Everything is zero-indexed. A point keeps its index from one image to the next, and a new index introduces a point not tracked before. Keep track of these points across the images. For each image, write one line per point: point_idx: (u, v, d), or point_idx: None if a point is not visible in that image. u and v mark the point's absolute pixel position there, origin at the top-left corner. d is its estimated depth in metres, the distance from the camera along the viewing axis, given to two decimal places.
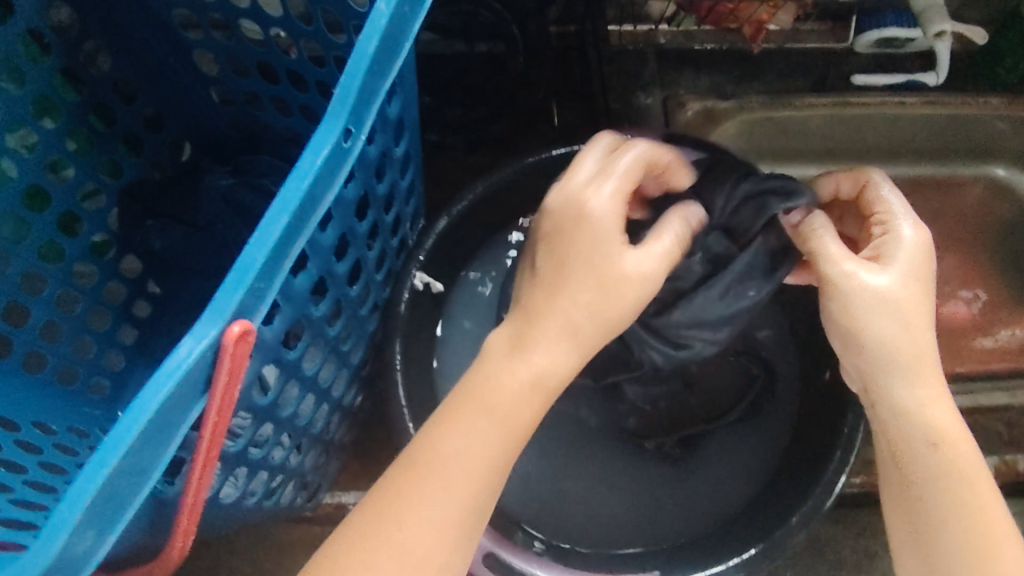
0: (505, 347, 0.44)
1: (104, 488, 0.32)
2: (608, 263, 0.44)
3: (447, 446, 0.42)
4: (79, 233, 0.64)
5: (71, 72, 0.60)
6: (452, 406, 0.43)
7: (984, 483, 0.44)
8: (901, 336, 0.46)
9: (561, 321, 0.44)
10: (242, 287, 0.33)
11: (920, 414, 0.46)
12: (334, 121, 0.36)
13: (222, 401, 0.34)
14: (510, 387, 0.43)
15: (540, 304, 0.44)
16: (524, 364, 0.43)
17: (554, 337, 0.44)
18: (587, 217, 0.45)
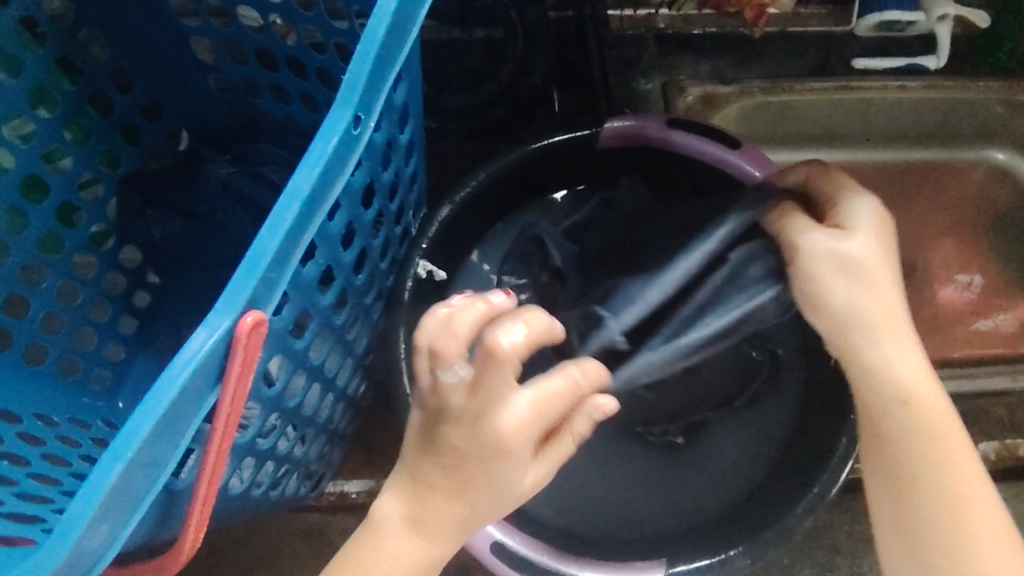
0: (396, 518, 0.43)
1: (119, 482, 0.31)
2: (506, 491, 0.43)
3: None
4: (78, 224, 0.63)
5: (66, 61, 0.59)
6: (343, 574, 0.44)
7: (954, 439, 0.47)
8: (866, 298, 0.47)
9: (455, 523, 0.43)
10: (254, 277, 0.33)
11: (903, 384, 0.47)
12: (343, 108, 0.36)
13: (235, 393, 0.34)
14: (397, 565, 0.43)
15: (435, 499, 0.42)
16: (411, 549, 0.43)
17: (447, 536, 0.43)
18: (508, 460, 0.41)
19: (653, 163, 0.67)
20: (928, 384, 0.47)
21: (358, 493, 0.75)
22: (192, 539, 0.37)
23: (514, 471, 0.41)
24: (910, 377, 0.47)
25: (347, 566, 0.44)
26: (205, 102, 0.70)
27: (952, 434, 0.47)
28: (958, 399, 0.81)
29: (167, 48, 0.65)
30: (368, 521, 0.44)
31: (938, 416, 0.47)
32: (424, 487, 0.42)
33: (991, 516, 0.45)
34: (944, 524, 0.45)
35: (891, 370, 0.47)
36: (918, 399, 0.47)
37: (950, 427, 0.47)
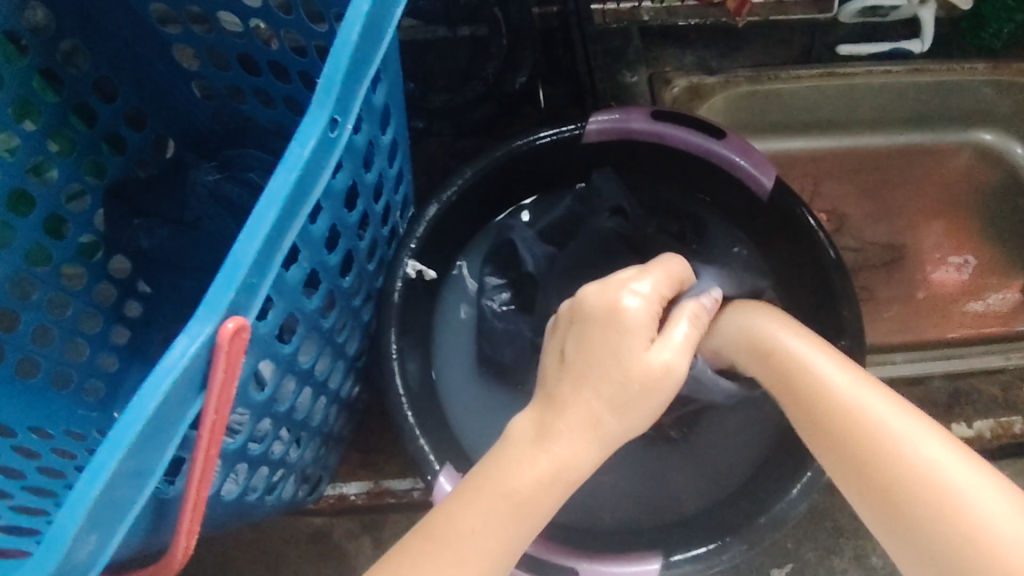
0: (526, 432, 0.40)
1: (105, 492, 0.31)
2: (631, 358, 0.40)
3: (461, 525, 0.38)
4: (66, 235, 0.63)
5: (48, 73, 0.59)
6: (466, 493, 0.38)
7: (850, 384, 0.41)
8: (756, 346, 0.47)
9: (584, 412, 0.39)
10: (234, 283, 0.33)
11: (812, 381, 0.43)
12: (320, 111, 0.36)
13: (219, 400, 0.34)
14: (527, 479, 0.38)
15: (563, 391, 0.40)
16: (546, 453, 0.39)
17: (583, 434, 0.39)
18: (620, 319, 0.42)
19: (638, 157, 0.67)
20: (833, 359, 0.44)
21: (357, 495, 0.75)
22: (182, 548, 0.37)
23: (638, 335, 0.41)
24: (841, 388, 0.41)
25: (466, 488, 0.39)
26: (190, 110, 0.70)
27: (858, 394, 0.40)
28: (951, 378, 0.81)
29: (149, 57, 0.64)
30: (498, 443, 0.40)
31: (830, 381, 0.42)
32: (553, 396, 0.40)
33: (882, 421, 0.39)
34: (851, 465, 0.39)
35: (816, 394, 0.42)
36: (842, 401, 0.40)
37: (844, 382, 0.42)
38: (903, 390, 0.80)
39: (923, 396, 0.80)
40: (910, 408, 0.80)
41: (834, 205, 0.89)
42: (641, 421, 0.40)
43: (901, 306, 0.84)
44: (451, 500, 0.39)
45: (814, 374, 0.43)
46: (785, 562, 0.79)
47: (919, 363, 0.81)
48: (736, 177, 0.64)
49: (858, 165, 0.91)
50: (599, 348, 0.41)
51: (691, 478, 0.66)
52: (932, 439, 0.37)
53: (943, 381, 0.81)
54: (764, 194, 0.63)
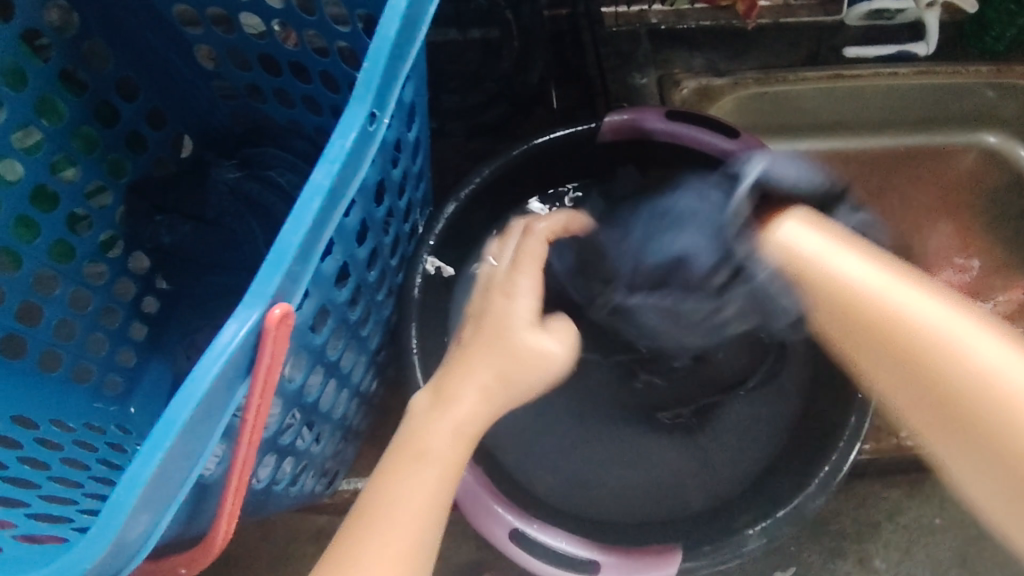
0: (426, 409, 0.46)
1: (158, 472, 0.32)
2: (498, 333, 0.47)
3: (392, 494, 0.42)
4: (87, 232, 0.64)
5: (73, 72, 0.60)
6: (389, 468, 0.43)
7: (898, 295, 0.42)
8: (809, 265, 0.47)
9: (471, 385, 0.46)
10: (280, 270, 0.34)
11: (858, 299, 0.43)
12: (360, 105, 0.37)
13: (264, 385, 0.35)
14: (435, 437, 0.44)
15: (453, 373, 0.47)
16: (444, 418, 0.45)
17: (472, 394, 0.46)
18: (499, 294, 0.49)
19: (654, 158, 0.69)
20: (864, 276, 0.44)
21: None
22: (224, 531, 0.38)
23: (505, 309, 0.48)
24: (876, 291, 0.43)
25: (384, 468, 0.43)
26: (210, 109, 0.70)
27: (902, 302, 0.42)
28: None
29: (171, 57, 0.65)
30: (400, 425, 0.46)
31: (877, 293, 0.43)
32: (445, 377, 0.47)
33: (934, 325, 0.41)
34: (906, 368, 0.42)
35: (862, 309, 0.43)
36: (879, 306, 0.43)
37: (893, 293, 0.43)
38: None
39: None
40: None
41: None
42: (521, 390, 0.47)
43: None
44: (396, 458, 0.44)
45: (843, 283, 0.44)
46: (795, 561, 0.80)
47: None
48: None
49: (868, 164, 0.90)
50: (484, 325, 0.48)
51: (709, 469, 0.65)
52: (977, 327, 0.40)
53: None
54: None
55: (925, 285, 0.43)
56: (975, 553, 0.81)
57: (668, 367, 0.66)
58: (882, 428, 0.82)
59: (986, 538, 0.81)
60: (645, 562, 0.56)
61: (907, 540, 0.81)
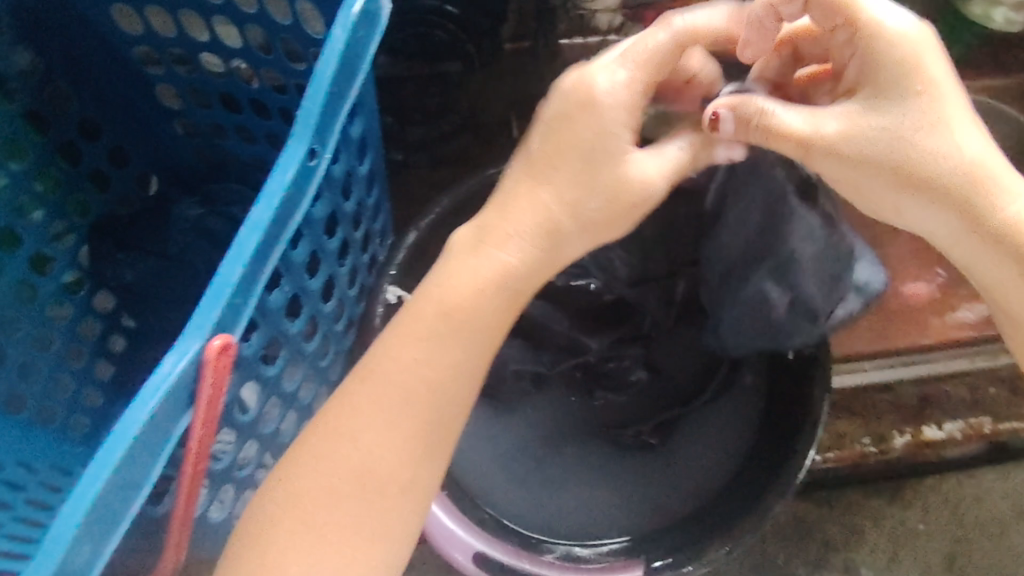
0: (464, 243, 0.48)
1: (98, 504, 0.32)
2: (595, 132, 0.45)
3: (405, 357, 0.45)
4: (51, 272, 0.65)
5: (36, 114, 0.62)
6: (402, 326, 0.47)
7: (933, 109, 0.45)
8: (909, 53, 0.44)
9: (536, 209, 0.47)
10: (219, 304, 0.35)
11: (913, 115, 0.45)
12: (301, 141, 0.38)
13: (206, 414, 0.35)
14: (461, 288, 0.47)
15: (518, 190, 0.47)
16: (487, 253, 0.47)
17: (518, 212, 0.47)
18: (591, 103, 0.45)
19: None
20: (932, 59, 0.45)
21: None
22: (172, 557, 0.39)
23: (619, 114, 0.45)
24: (881, 131, 0.45)
25: (413, 307, 0.47)
26: (173, 147, 0.72)
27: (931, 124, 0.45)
28: (921, 384, 0.84)
29: (132, 96, 0.67)
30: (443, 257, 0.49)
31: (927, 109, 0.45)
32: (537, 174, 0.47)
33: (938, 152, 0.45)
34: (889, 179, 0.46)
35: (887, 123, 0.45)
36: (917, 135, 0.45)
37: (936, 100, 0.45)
38: (874, 397, 0.84)
39: (894, 402, 0.84)
40: (879, 412, 0.84)
41: None
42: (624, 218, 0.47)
43: (876, 317, 0.83)
44: (386, 341, 0.46)
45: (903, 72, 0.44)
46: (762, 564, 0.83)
47: (890, 372, 0.83)
48: None
49: None
50: (580, 129, 0.45)
51: (661, 482, 0.65)
52: (972, 129, 0.46)
53: (912, 385, 0.84)
54: None
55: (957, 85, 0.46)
56: (962, 555, 0.83)
57: (622, 380, 0.68)
58: (845, 435, 0.83)
59: (970, 539, 0.84)
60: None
61: (892, 546, 0.83)
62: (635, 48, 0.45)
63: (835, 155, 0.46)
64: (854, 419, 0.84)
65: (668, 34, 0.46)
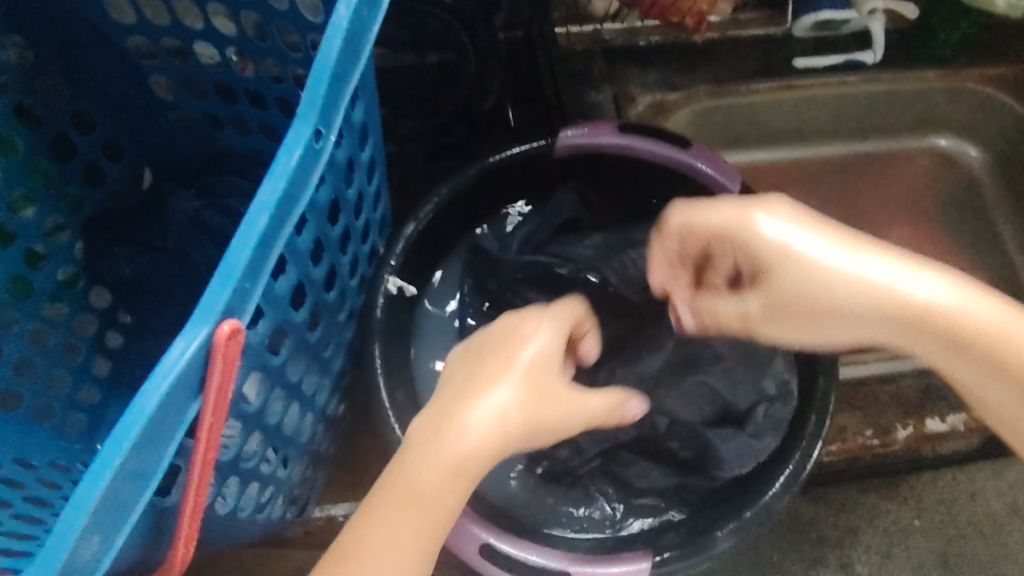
0: (424, 431, 0.44)
1: (107, 492, 0.32)
2: (513, 338, 0.47)
3: (368, 542, 0.41)
4: (45, 269, 0.63)
5: (28, 105, 0.60)
6: (367, 512, 0.42)
7: (840, 275, 0.43)
8: (779, 254, 0.44)
9: (494, 408, 0.44)
10: (229, 286, 0.34)
11: (821, 275, 0.43)
12: (306, 122, 0.38)
13: (216, 400, 0.35)
14: (428, 473, 0.42)
15: (462, 394, 0.45)
16: (455, 436, 0.43)
17: (475, 403, 0.44)
18: (517, 340, 0.47)
19: (610, 171, 0.68)
20: (806, 242, 0.44)
21: (346, 516, 0.73)
22: (184, 551, 0.37)
23: (518, 341, 0.47)
24: (835, 271, 0.43)
25: (375, 497, 0.43)
26: (168, 140, 0.71)
27: (852, 278, 0.43)
28: (922, 375, 0.85)
29: (126, 87, 0.66)
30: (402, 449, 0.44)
31: (833, 264, 0.43)
32: (472, 377, 0.46)
33: (873, 306, 0.43)
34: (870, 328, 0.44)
35: (807, 289, 0.44)
36: (850, 283, 0.43)
37: (845, 273, 0.43)
38: (875, 388, 0.84)
39: (895, 394, 0.84)
40: (881, 404, 0.84)
41: None
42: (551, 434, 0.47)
43: None
44: (348, 531, 0.42)
45: (795, 260, 0.44)
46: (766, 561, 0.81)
47: (887, 363, 0.85)
48: (701, 184, 0.66)
49: (830, 155, 0.97)
50: (505, 344, 0.47)
51: None
52: (906, 268, 0.44)
53: (914, 377, 0.85)
54: None
55: (837, 228, 0.45)
56: (956, 553, 0.82)
57: None
58: (846, 428, 0.83)
59: (964, 535, 0.83)
60: (614, 566, 0.56)
61: (887, 543, 0.82)
62: (558, 315, 0.50)
63: (757, 321, 0.48)
64: (856, 411, 0.83)
65: (531, 352, 0.47)
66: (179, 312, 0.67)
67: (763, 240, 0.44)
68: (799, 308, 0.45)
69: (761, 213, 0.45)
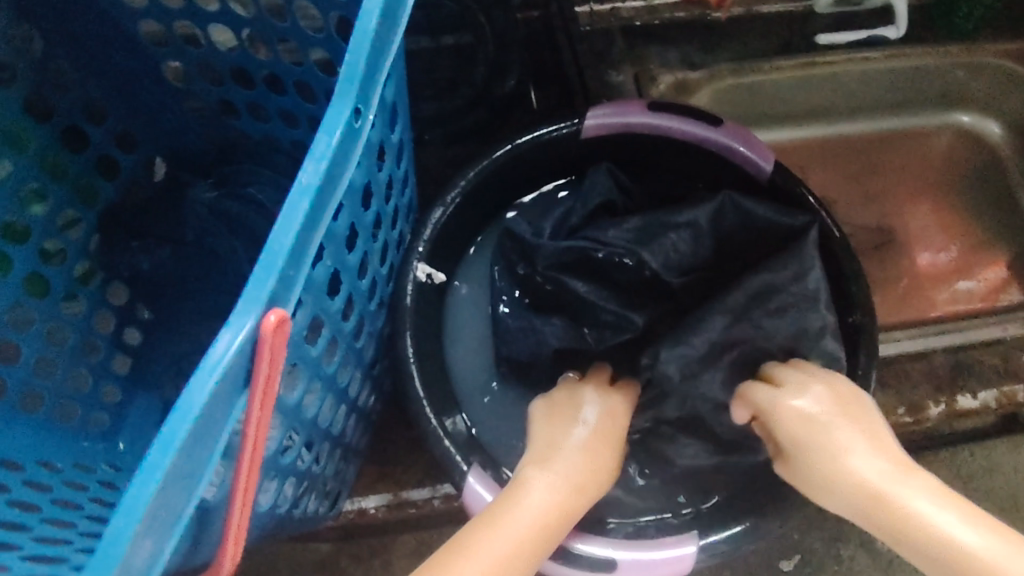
0: (528, 474, 0.48)
1: (157, 495, 0.30)
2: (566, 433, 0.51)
3: (483, 542, 0.41)
4: (64, 263, 0.61)
5: (38, 96, 0.58)
6: (476, 526, 0.43)
7: (844, 456, 0.47)
8: (800, 426, 0.50)
9: (579, 466, 0.48)
10: (273, 274, 0.32)
11: (828, 456, 0.47)
12: (344, 100, 0.36)
13: (264, 394, 0.33)
14: (534, 512, 0.45)
15: (550, 450, 0.50)
16: (550, 485, 0.47)
17: (571, 467, 0.48)
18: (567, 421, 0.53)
19: (639, 150, 0.67)
20: (836, 431, 0.48)
21: (378, 508, 0.71)
22: (232, 553, 0.36)
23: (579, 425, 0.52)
24: (841, 453, 0.47)
25: (479, 525, 0.43)
26: (183, 129, 0.69)
27: (853, 459, 0.46)
28: (953, 352, 0.83)
29: (139, 75, 0.63)
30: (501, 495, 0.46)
31: (843, 449, 0.47)
32: (552, 454, 0.49)
33: (863, 488, 0.45)
34: (859, 504, 0.45)
35: (815, 450, 0.48)
36: (852, 471, 0.46)
37: (853, 460, 0.46)
38: (906, 367, 0.82)
39: (928, 370, 0.82)
40: (913, 382, 0.82)
41: (822, 192, 0.92)
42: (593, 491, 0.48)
43: (897, 291, 0.86)
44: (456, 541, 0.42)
45: (810, 431, 0.49)
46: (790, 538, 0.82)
47: (919, 340, 0.83)
48: (734, 162, 0.64)
49: (844, 131, 0.94)
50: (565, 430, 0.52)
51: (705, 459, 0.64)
52: (916, 484, 0.44)
53: (946, 354, 0.83)
54: (763, 177, 0.64)
55: (885, 442, 0.48)
56: None
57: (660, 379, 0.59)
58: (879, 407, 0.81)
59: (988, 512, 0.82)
60: (659, 546, 0.55)
61: None
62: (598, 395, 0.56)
63: (792, 477, 0.51)
64: (889, 390, 0.81)
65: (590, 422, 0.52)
66: (202, 308, 0.66)
67: (790, 396, 0.51)
68: (812, 475, 0.48)
69: (805, 389, 0.51)
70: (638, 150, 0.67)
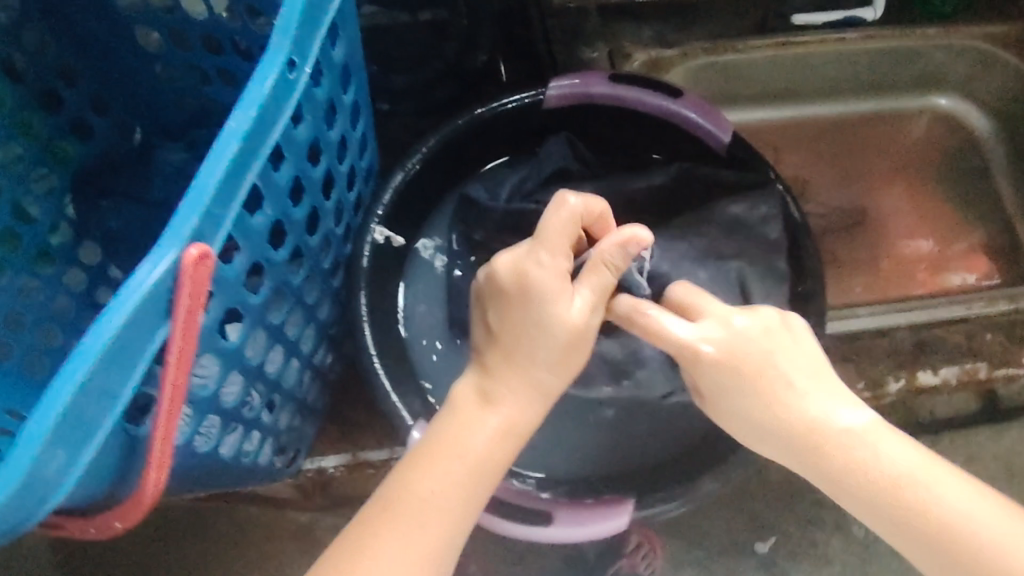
0: (468, 395, 0.47)
1: (71, 408, 0.32)
2: (541, 323, 0.46)
3: (421, 490, 0.44)
4: (34, 220, 0.63)
5: (14, 59, 0.59)
6: (416, 459, 0.45)
7: (773, 394, 0.47)
8: (722, 363, 0.48)
9: (526, 381, 0.47)
10: (197, 211, 0.34)
11: (756, 392, 0.47)
12: (279, 51, 0.37)
13: (186, 325, 0.35)
14: (479, 441, 0.45)
15: (498, 363, 0.47)
16: (494, 415, 0.46)
17: (519, 391, 0.46)
18: (527, 289, 0.46)
19: (602, 123, 0.68)
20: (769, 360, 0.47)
21: (336, 468, 0.73)
22: (154, 479, 0.37)
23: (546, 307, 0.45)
24: (773, 389, 0.47)
25: (418, 455, 0.45)
26: (155, 98, 0.69)
27: (788, 396, 0.47)
28: (916, 330, 0.83)
29: (112, 42, 0.65)
30: (444, 410, 0.47)
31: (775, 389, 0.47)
32: (493, 365, 0.47)
33: (791, 426, 0.46)
34: (785, 438, 0.47)
35: (743, 386, 0.47)
36: (790, 410, 0.46)
37: (789, 396, 0.47)
38: (869, 343, 0.83)
39: (890, 346, 0.83)
40: (875, 356, 0.83)
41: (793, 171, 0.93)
42: (574, 364, 0.47)
43: (863, 270, 0.87)
44: (396, 479, 0.45)
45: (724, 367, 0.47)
46: (749, 505, 0.84)
47: (880, 317, 0.84)
48: (695, 135, 0.66)
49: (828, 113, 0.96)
50: (523, 322, 0.46)
51: (656, 424, 0.65)
52: (852, 413, 0.46)
53: (909, 331, 0.83)
54: (721, 148, 0.65)
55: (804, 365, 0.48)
56: None
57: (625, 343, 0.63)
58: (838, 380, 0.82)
59: None
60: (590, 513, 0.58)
61: None
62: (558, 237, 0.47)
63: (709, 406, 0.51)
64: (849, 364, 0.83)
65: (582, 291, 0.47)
66: None
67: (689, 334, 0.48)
68: (739, 409, 0.48)
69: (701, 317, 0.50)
70: (601, 124, 0.68)
